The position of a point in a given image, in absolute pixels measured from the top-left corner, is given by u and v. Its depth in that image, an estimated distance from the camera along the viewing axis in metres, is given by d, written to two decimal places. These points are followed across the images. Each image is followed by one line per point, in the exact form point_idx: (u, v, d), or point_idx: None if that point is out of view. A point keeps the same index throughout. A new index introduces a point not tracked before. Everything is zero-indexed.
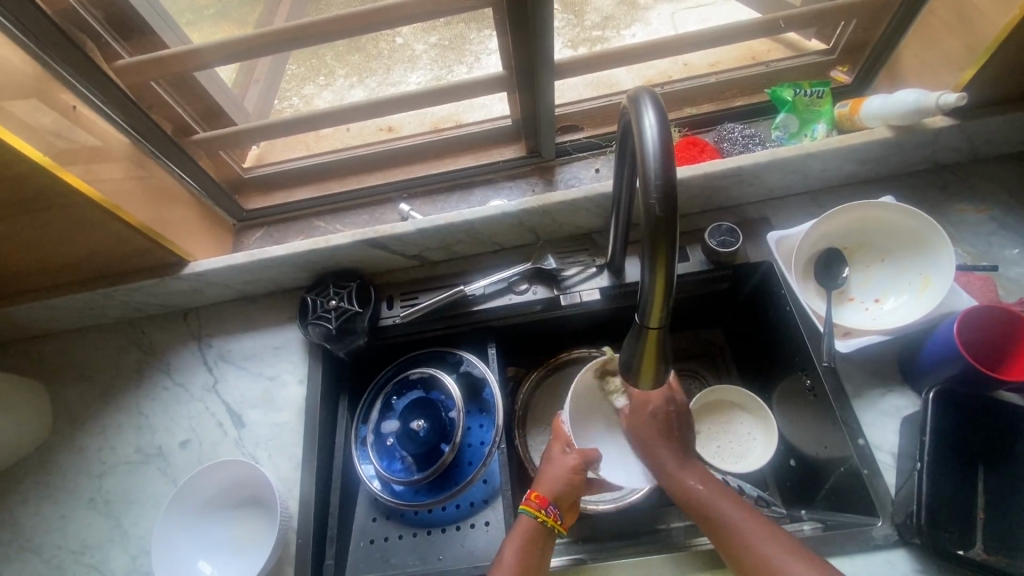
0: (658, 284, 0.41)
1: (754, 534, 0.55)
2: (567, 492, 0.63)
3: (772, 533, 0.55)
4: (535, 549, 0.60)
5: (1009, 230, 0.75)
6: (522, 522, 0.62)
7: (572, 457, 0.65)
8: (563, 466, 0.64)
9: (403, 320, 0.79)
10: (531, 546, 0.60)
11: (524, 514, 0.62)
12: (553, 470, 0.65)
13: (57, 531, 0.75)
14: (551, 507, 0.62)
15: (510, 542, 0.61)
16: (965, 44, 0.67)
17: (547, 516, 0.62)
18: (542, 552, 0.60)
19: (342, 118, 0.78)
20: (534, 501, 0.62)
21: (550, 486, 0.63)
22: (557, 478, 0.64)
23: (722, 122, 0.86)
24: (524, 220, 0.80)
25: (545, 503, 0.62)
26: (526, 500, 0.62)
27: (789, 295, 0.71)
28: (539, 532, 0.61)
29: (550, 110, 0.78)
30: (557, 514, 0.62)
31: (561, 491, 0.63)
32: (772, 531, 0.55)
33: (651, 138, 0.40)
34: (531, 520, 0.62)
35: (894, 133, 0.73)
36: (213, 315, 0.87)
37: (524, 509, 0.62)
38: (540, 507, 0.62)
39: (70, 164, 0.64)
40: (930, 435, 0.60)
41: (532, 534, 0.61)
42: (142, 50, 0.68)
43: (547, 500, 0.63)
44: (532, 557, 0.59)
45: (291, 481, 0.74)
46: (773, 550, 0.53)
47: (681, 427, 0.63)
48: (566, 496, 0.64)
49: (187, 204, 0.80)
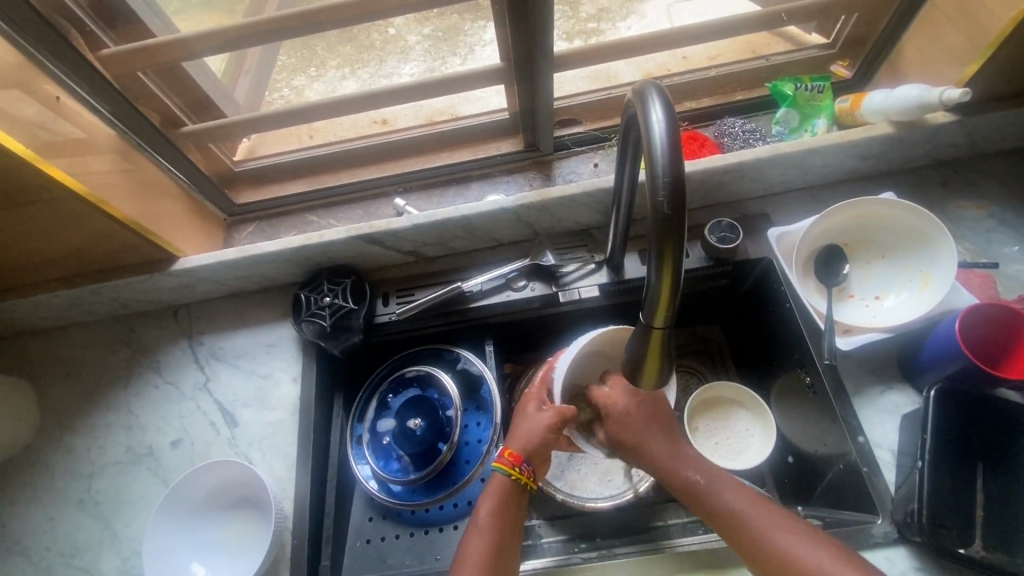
0: (664, 283, 0.39)
1: (765, 524, 0.53)
2: (540, 449, 0.63)
3: (787, 520, 0.53)
4: (509, 508, 0.61)
5: (1009, 227, 0.75)
6: (497, 478, 0.63)
7: (548, 414, 0.63)
8: (539, 422, 0.63)
9: (400, 316, 0.77)
10: (504, 505, 0.61)
11: (498, 471, 0.63)
12: (528, 426, 0.64)
13: (46, 533, 0.74)
14: (524, 465, 0.63)
15: (485, 501, 0.61)
16: (968, 38, 0.67)
17: (520, 473, 0.62)
18: (517, 509, 0.61)
19: (336, 110, 0.76)
20: (507, 457, 0.63)
21: (523, 442, 0.63)
22: (530, 435, 0.63)
23: (722, 116, 0.85)
24: (523, 215, 0.79)
25: (519, 461, 0.63)
26: (500, 457, 0.62)
27: (789, 292, 0.71)
28: (513, 489, 0.62)
29: (548, 104, 0.76)
30: (529, 471, 0.63)
31: (536, 448, 0.63)
32: (783, 515, 0.54)
33: (659, 133, 0.39)
34: (505, 477, 0.62)
35: (896, 129, 0.73)
36: (204, 312, 0.85)
37: (497, 465, 0.62)
38: (513, 464, 0.62)
39: (55, 157, 0.61)
40: (931, 433, 0.59)
41: (506, 491, 0.62)
42: (130, 40, 0.66)
43: (520, 457, 0.63)
44: (506, 515, 0.60)
45: (285, 481, 0.73)
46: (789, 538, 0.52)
47: (661, 419, 0.62)
48: (539, 452, 0.63)
49: (175, 198, 0.78)
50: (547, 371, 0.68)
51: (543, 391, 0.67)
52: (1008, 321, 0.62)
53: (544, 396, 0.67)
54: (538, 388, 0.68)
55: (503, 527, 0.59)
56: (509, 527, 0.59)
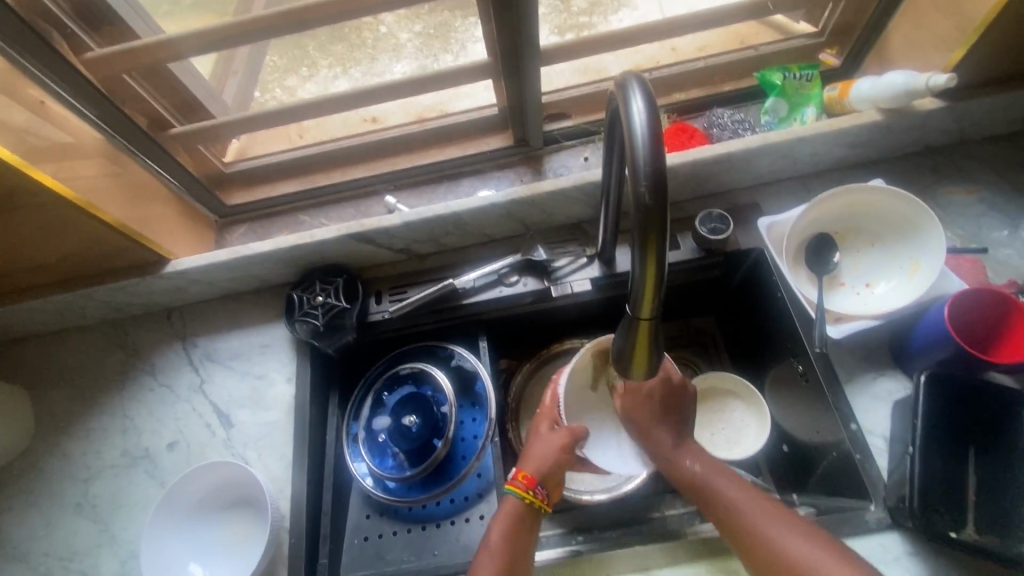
0: (648, 274, 0.40)
1: (756, 518, 0.54)
2: (554, 471, 0.63)
3: (781, 514, 0.54)
4: (522, 531, 0.60)
5: (998, 212, 0.75)
6: (509, 501, 0.62)
7: (561, 436, 0.64)
8: (552, 445, 0.64)
9: (393, 314, 0.78)
10: (518, 527, 0.60)
11: (510, 494, 0.62)
12: (540, 447, 0.64)
13: (45, 538, 0.74)
14: (538, 488, 0.62)
15: (496, 524, 0.60)
16: (954, 25, 0.67)
17: (534, 497, 0.62)
18: (530, 532, 0.61)
19: (324, 109, 0.76)
20: (521, 481, 0.62)
21: (538, 464, 0.63)
22: (544, 458, 0.63)
23: (710, 108, 0.85)
24: (513, 211, 0.79)
25: (532, 484, 0.62)
26: (514, 480, 0.62)
27: (780, 282, 0.71)
28: (526, 511, 0.61)
29: (537, 98, 0.76)
30: (543, 494, 0.62)
31: (550, 471, 0.63)
32: (777, 510, 0.54)
33: (640, 124, 0.39)
34: (517, 500, 0.61)
35: (884, 116, 0.73)
36: (197, 314, 0.85)
37: (511, 488, 0.62)
38: (526, 488, 0.62)
39: (41, 162, 0.61)
40: (923, 418, 0.59)
41: (520, 514, 0.61)
42: (115, 43, 0.66)
43: (534, 480, 0.62)
44: (519, 537, 0.60)
45: (281, 481, 0.73)
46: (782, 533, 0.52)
47: (676, 411, 0.63)
48: (552, 475, 0.63)
49: (165, 201, 0.78)
50: (554, 391, 0.68)
51: (555, 409, 0.67)
52: (989, 299, 0.62)
53: (556, 416, 0.67)
54: (549, 406, 0.68)
55: (516, 551, 0.58)
56: (524, 551, 0.59)
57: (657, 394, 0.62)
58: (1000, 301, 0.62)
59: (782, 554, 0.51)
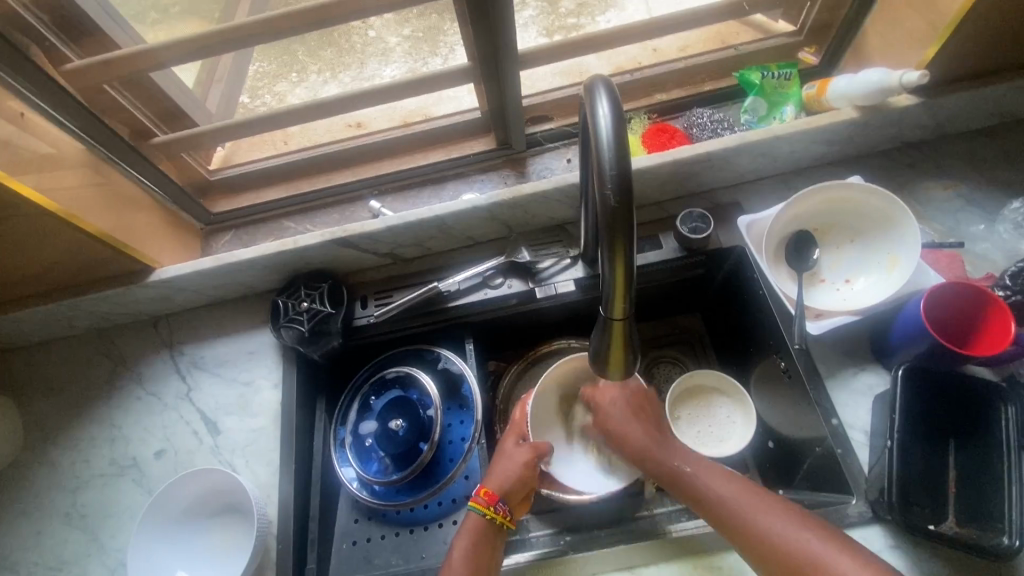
0: (618, 276, 0.40)
1: (740, 506, 0.55)
2: (515, 487, 0.65)
3: (774, 504, 0.54)
4: (484, 548, 0.61)
5: (976, 206, 0.76)
6: (472, 518, 0.63)
7: (525, 452, 0.67)
8: (515, 461, 0.66)
9: (377, 319, 0.78)
10: (480, 545, 0.61)
11: (473, 510, 0.63)
12: (504, 464, 0.66)
13: (33, 548, 0.74)
14: (500, 504, 0.63)
15: (459, 542, 0.61)
16: (926, 22, 0.67)
17: (495, 513, 0.62)
18: (492, 550, 0.61)
19: (306, 115, 0.76)
20: (482, 498, 0.63)
21: (499, 481, 0.64)
22: (506, 474, 0.65)
23: (689, 108, 0.85)
24: (496, 213, 0.79)
25: (493, 500, 0.63)
26: (475, 496, 0.63)
27: (761, 279, 0.71)
28: (488, 528, 0.62)
29: (518, 101, 0.76)
30: (506, 510, 0.63)
31: (512, 487, 0.64)
32: (770, 500, 0.55)
33: (605, 128, 0.40)
34: (479, 516, 0.62)
35: (861, 113, 0.74)
36: (184, 322, 0.86)
37: (472, 505, 0.63)
38: (488, 503, 0.62)
39: (22, 173, 0.62)
40: (900, 412, 0.59)
41: (481, 530, 0.62)
42: (94, 53, 0.66)
43: (495, 496, 0.63)
44: (480, 554, 0.60)
45: (269, 487, 0.73)
46: (777, 522, 0.52)
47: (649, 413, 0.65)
48: (515, 491, 0.65)
49: (149, 210, 0.78)
50: (524, 408, 0.73)
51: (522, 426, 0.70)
52: (957, 292, 0.63)
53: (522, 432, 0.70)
54: (517, 424, 0.71)
55: (477, 569, 0.59)
56: (486, 565, 0.59)
57: (621, 401, 0.66)
58: (968, 293, 0.62)
59: (785, 546, 0.51)
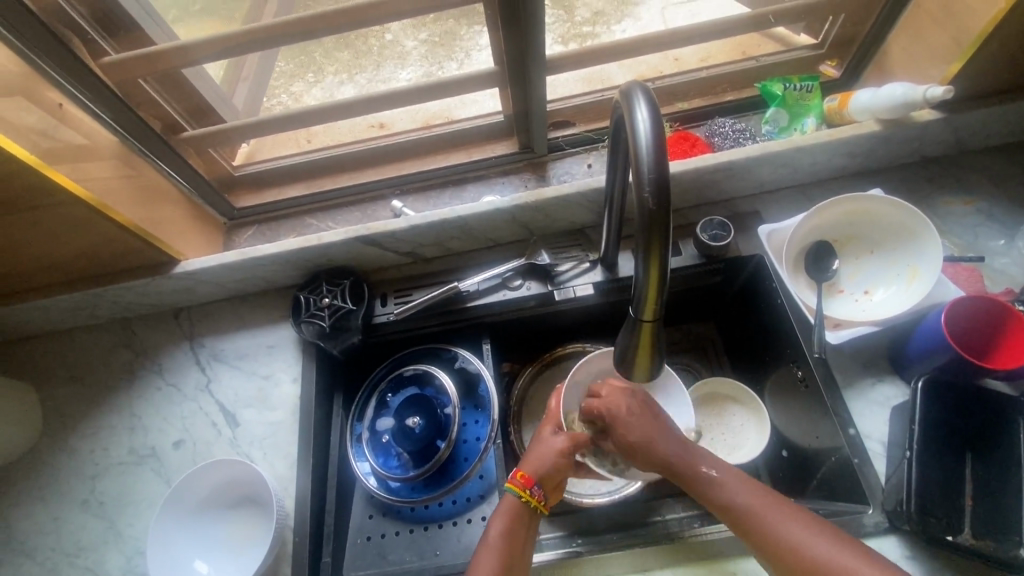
0: (652, 277, 0.41)
1: (776, 517, 0.52)
2: (553, 474, 0.63)
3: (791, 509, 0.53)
4: (518, 529, 0.60)
5: (994, 221, 0.77)
6: (508, 500, 0.62)
7: (561, 439, 0.65)
8: (551, 447, 0.64)
9: (397, 317, 0.79)
10: (516, 527, 0.60)
11: (509, 492, 0.63)
12: (540, 449, 0.65)
13: (51, 534, 0.75)
14: (536, 488, 0.63)
15: (495, 522, 0.61)
16: (952, 38, 0.68)
17: (531, 496, 0.62)
18: (526, 533, 0.61)
19: (333, 115, 0.77)
20: (519, 480, 0.63)
21: (536, 466, 0.63)
22: (542, 458, 0.64)
23: (712, 117, 0.87)
24: (517, 216, 0.80)
25: (530, 483, 0.62)
26: (513, 478, 0.63)
27: (780, 289, 0.72)
28: (523, 512, 0.62)
29: (541, 103, 0.76)
30: (541, 495, 0.63)
31: (549, 472, 0.63)
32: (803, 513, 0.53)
33: (644, 132, 0.40)
34: (515, 498, 0.62)
35: (883, 127, 0.74)
36: (204, 314, 0.87)
37: (509, 486, 0.63)
38: (524, 486, 0.62)
39: (57, 164, 0.63)
40: (919, 422, 0.60)
41: (517, 511, 0.61)
42: (131, 48, 0.67)
43: (532, 480, 0.63)
44: (516, 536, 0.60)
45: (287, 479, 0.74)
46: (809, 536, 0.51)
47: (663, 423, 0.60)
48: (551, 476, 0.63)
49: (176, 202, 0.80)
50: (560, 396, 0.69)
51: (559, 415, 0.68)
52: (971, 306, 0.64)
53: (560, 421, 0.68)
54: (554, 412, 0.69)
55: (510, 554, 0.58)
56: (518, 548, 0.59)
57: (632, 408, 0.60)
58: (983, 306, 0.63)
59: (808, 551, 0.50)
